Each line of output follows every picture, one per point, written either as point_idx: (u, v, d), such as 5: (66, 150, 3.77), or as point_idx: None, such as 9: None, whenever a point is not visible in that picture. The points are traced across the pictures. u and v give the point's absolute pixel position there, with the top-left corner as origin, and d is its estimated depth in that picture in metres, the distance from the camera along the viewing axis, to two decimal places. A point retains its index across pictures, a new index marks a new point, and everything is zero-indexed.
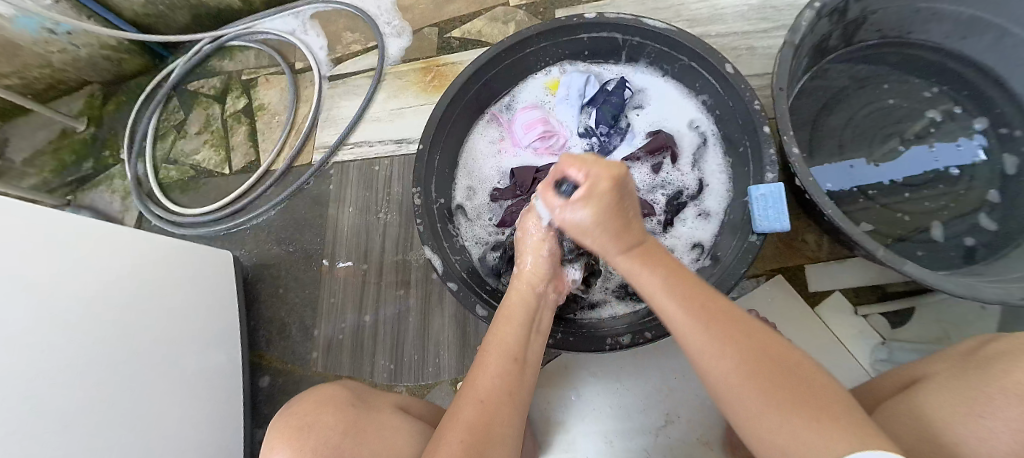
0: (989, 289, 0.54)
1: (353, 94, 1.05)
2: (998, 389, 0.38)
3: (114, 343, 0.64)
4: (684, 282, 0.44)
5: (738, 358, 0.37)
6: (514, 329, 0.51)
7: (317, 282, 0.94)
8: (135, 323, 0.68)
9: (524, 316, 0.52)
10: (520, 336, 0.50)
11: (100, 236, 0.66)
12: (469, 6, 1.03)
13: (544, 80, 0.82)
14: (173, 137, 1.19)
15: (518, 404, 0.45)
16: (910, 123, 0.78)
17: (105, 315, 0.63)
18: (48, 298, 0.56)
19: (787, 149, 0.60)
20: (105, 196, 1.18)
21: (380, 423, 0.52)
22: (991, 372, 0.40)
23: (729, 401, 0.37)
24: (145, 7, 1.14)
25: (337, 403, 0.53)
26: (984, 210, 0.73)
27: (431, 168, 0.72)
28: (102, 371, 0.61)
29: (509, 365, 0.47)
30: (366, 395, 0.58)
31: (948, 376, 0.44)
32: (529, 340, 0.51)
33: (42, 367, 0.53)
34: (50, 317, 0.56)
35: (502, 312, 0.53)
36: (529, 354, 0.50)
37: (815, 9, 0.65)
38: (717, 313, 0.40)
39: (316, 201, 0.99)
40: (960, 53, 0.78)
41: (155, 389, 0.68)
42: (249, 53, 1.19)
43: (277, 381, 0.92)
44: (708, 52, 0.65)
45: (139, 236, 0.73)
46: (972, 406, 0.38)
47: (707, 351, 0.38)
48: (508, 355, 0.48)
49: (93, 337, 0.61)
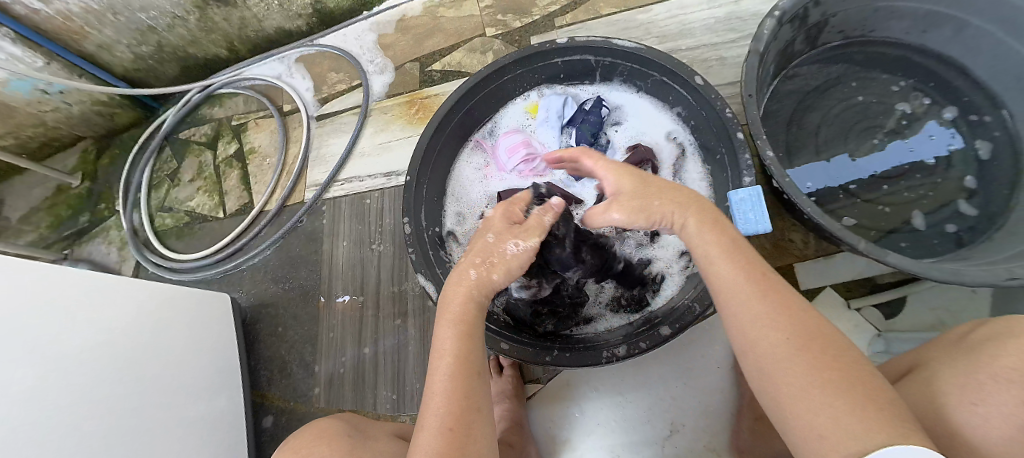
0: (974, 273, 0.54)
1: (340, 131, 1.08)
2: (989, 375, 0.39)
3: (117, 395, 0.63)
4: (741, 253, 0.43)
5: (788, 333, 0.37)
6: (472, 341, 0.45)
7: (315, 318, 0.94)
8: (138, 373, 0.68)
9: (481, 325, 0.47)
10: (473, 348, 0.44)
11: (99, 289, 0.66)
12: (448, 40, 1.07)
13: (523, 105, 0.85)
14: (167, 185, 1.21)
15: (479, 422, 0.41)
16: (881, 118, 0.81)
17: (107, 368, 0.63)
18: (50, 355, 0.56)
19: (761, 152, 0.61)
20: (102, 248, 1.19)
21: (375, 450, 0.53)
22: (981, 358, 0.41)
23: (765, 370, 0.37)
24: (135, 62, 1.18)
25: (332, 434, 0.54)
26: (963, 196, 0.74)
27: (420, 197, 0.73)
28: (104, 425, 0.61)
29: (470, 381, 0.42)
30: (363, 426, 0.60)
31: (942, 364, 0.44)
32: (485, 348, 0.46)
33: (43, 426, 0.53)
34: (51, 374, 0.56)
35: (454, 319, 0.45)
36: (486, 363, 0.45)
37: (775, 17, 0.68)
38: (771, 289, 0.40)
39: (310, 238, 1.00)
40: (921, 47, 0.81)
41: (157, 440, 0.67)
42: (237, 99, 1.22)
43: (280, 420, 0.91)
44: (677, 66, 0.67)
45: (138, 285, 0.74)
46: (967, 394, 0.39)
47: (760, 322, 0.38)
48: (470, 369, 0.42)
49: (94, 391, 0.61)
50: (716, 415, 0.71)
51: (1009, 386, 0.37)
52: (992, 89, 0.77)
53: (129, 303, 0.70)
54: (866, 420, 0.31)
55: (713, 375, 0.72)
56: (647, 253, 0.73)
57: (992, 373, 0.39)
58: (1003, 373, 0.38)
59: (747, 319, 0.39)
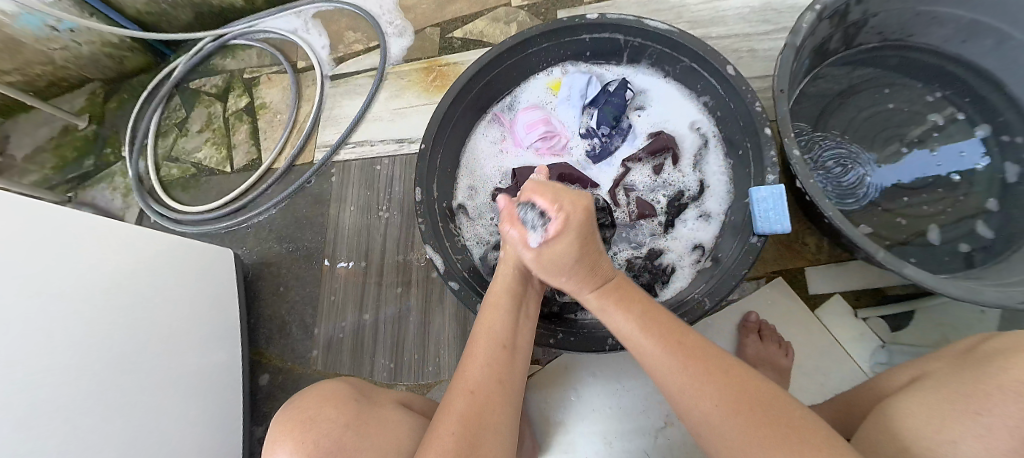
0: (991, 292, 0.53)
1: (354, 94, 1.05)
2: (993, 385, 0.37)
3: (116, 338, 0.64)
4: (653, 317, 0.48)
5: (718, 399, 0.40)
6: (503, 319, 0.52)
7: (317, 280, 0.94)
8: (138, 320, 0.68)
9: (512, 306, 0.54)
10: (506, 322, 0.52)
11: (108, 234, 0.67)
12: (471, 7, 1.03)
13: (546, 81, 0.82)
14: (175, 135, 1.19)
15: (508, 390, 0.47)
16: (911, 126, 0.78)
17: (107, 311, 0.63)
18: (53, 292, 0.56)
19: (788, 151, 0.59)
20: (106, 194, 1.18)
21: (382, 418, 0.52)
22: (989, 370, 0.39)
23: (711, 435, 0.40)
24: (148, 6, 1.15)
25: (341, 397, 0.53)
26: (981, 215, 0.73)
27: (433, 168, 0.72)
28: (103, 367, 0.61)
29: (498, 354, 0.49)
30: (368, 391, 0.59)
31: (946, 377, 0.43)
32: (517, 329, 0.52)
33: (42, 361, 0.54)
34: (53, 311, 0.56)
35: (487, 302, 0.54)
36: (518, 342, 0.51)
37: (816, 11, 0.65)
38: (693, 351, 0.44)
39: (317, 200, 0.99)
40: (960, 56, 0.79)
41: (153, 386, 0.68)
42: (251, 52, 1.19)
43: (277, 379, 0.92)
44: (710, 53, 0.65)
45: (148, 234, 0.74)
46: (970, 403, 0.37)
47: (693, 393, 0.41)
48: (494, 342, 0.50)
49: (94, 334, 0.61)
50: None
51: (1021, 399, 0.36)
52: None
53: (137, 251, 0.71)
54: (795, 449, 0.34)
55: None
56: (659, 243, 0.72)
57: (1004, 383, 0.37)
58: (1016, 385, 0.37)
59: (681, 394, 0.42)
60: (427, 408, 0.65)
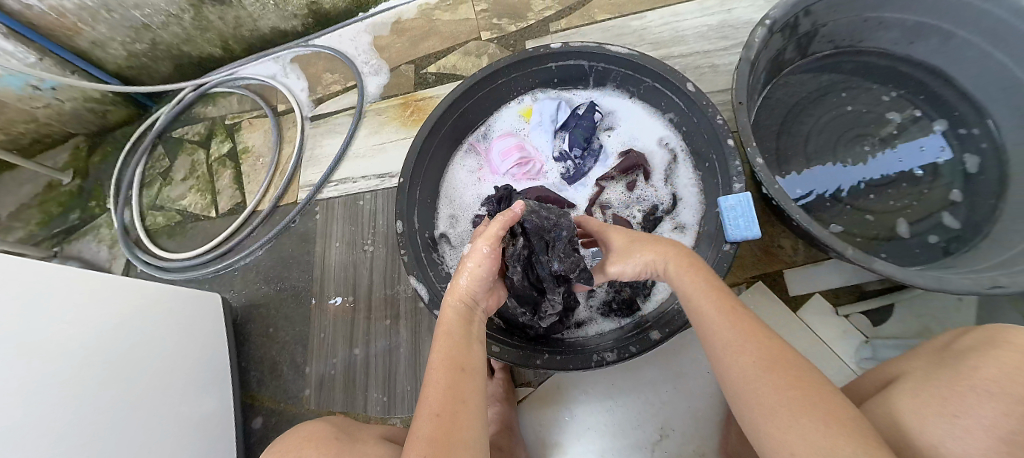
0: (958, 280, 0.55)
1: (335, 132, 1.08)
2: (969, 385, 0.39)
3: (105, 394, 0.63)
4: (703, 276, 0.49)
5: (755, 356, 0.41)
6: (453, 341, 0.48)
7: (307, 319, 0.94)
8: (125, 373, 0.67)
9: (461, 323, 0.50)
10: (461, 345, 0.48)
11: (95, 288, 0.67)
12: (443, 42, 1.07)
13: (518, 108, 0.85)
14: (159, 184, 1.20)
15: (476, 407, 0.43)
16: (870, 126, 0.82)
17: (94, 366, 0.63)
18: (38, 351, 0.56)
19: (751, 160, 0.62)
20: (92, 246, 1.18)
21: (365, 452, 0.52)
22: (962, 368, 0.41)
23: (756, 416, 0.39)
24: (129, 60, 1.17)
25: (321, 439, 0.52)
26: (947, 207, 0.76)
27: (413, 200, 0.74)
28: (91, 424, 0.60)
29: (456, 375, 0.45)
30: (352, 428, 0.58)
31: (921, 372, 0.45)
32: (471, 347, 0.48)
33: (30, 423, 0.53)
34: (38, 371, 0.55)
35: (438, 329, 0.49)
36: (473, 360, 0.47)
37: (767, 26, 0.69)
38: (737, 313, 0.45)
39: (303, 239, 1.00)
40: (909, 58, 0.83)
41: (146, 439, 0.67)
42: (232, 98, 1.22)
43: (270, 422, 0.90)
44: (670, 73, 0.68)
45: (136, 284, 0.74)
46: (946, 404, 0.40)
47: (733, 349, 0.43)
48: (450, 364, 0.45)
49: (81, 390, 0.60)
50: (706, 419, 0.71)
51: (988, 396, 0.38)
52: (979, 100, 0.78)
53: (124, 302, 0.70)
54: (829, 433, 0.34)
55: (702, 377, 0.73)
56: None
57: (973, 385, 0.39)
58: (983, 384, 0.38)
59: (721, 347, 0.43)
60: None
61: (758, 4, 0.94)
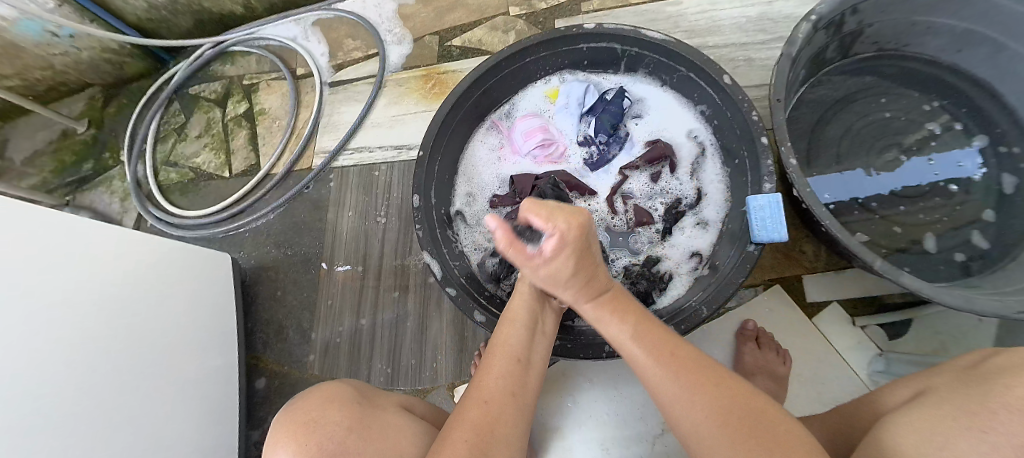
0: (986, 301, 0.53)
1: (353, 100, 1.06)
2: (995, 404, 0.35)
3: (115, 346, 0.64)
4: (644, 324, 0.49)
5: (707, 408, 0.41)
6: (520, 333, 0.53)
7: (314, 286, 0.93)
8: (132, 327, 0.67)
9: (531, 318, 0.54)
10: (523, 338, 0.52)
11: (110, 243, 0.67)
12: (470, 16, 1.04)
13: (543, 89, 0.83)
14: (174, 140, 1.19)
15: (522, 404, 0.48)
16: (907, 135, 0.79)
17: (103, 318, 0.63)
18: (51, 297, 0.56)
19: (785, 160, 0.59)
20: (105, 197, 1.18)
21: (385, 422, 0.50)
22: (992, 387, 0.37)
23: (703, 451, 0.40)
24: (149, 12, 1.15)
25: (343, 399, 0.50)
26: (978, 225, 0.73)
27: (431, 174, 0.72)
28: (100, 374, 0.61)
29: (513, 367, 0.49)
30: (368, 393, 0.56)
31: (945, 388, 0.42)
32: (534, 342, 0.53)
33: (42, 368, 0.53)
34: (52, 317, 0.56)
35: (504, 319, 0.55)
36: (533, 356, 0.52)
37: (812, 22, 0.65)
38: (677, 357, 0.45)
39: (316, 206, 0.99)
40: (955, 66, 0.79)
41: (153, 392, 0.68)
42: (251, 58, 1.20)
43: (273, 383, 0.91)
44: (706, 63, 0.65)
45: (150, 243, 0.75)
46: (972, 422, 0.35)
47: (684, 405, 0.42)
48: (509, 355, 0.50)
49: (89, 339, 0.60)
50: None
51: (1015, 414, 0.33)
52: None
53: (139, 259, 0.71)
54: None
55: None
56: (657, 250, 0.72)
57: (998, 403, 0.35)
58: (1010, 403, 0.36)
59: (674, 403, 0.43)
60: (428, 412, 0.62)
61: None
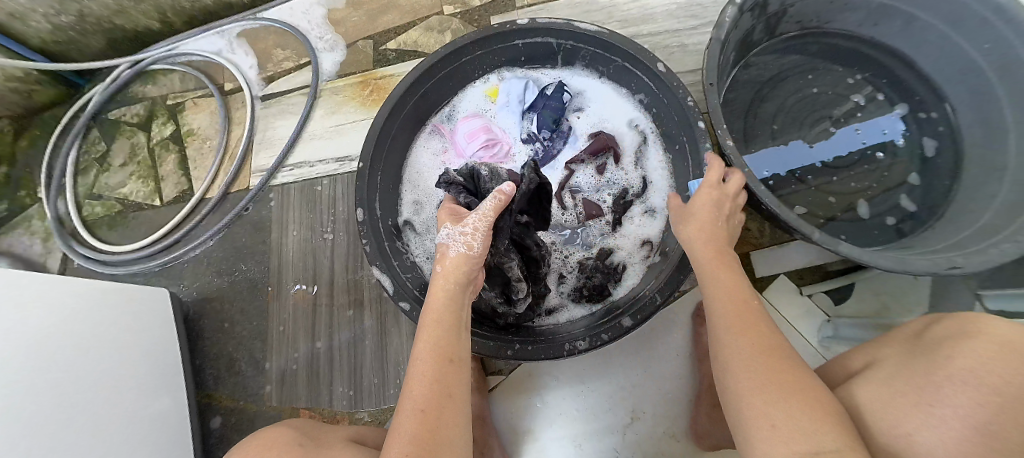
0: (919, 261, 0.56)
1: (288, 113, 1.01)
2: (944, 375, 0.36)
3: (49, 405, 0.58)
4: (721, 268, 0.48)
5: (753, 347, 0.40)
6: (439, 331, 0.44)
7: (264, 313, 0.88)
8: (68, 381, 0.62)
9: (450, 307, 0.47)
10: (452, 333, 0.44)
11: (32, 293, 0.61)
12: (404, 17, 1.01)
13: (483, 88, 0.81)
14: (96, 171, 1.10)
15: (460, 404, 0.41)
16: (834, 108, 0.83)
17: (33, 376, 0.57)
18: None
19: (722, 143, 0.60)
20: (24, 240, 1.08)
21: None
22: (935, 358, 0.38)
23: (731, 378, 0.40)
24: (55, 34, 1.05)
25: (281, 445, 0.48)
26: (905, 189, 0.78)
27: (374, 186, 0.70)
28: (41, 435, 0.56)
29: (446, 368, 0.42)
30: (316, 432, 0.54)
31: (891, 352, 0.45)
32: (457, 336, 0.45)
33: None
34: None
35: (426, 314, 0.46)
36: (461, 351, 0.44)
37: (736, 6, 0.67)
38: (739, 298, 0.45)
39: (257, 228, 0.94)
40: (874, 40, 0.83)
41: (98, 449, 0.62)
42: (173, 76, 1.12)
43: (229, 421, 0.84)
44: (640, 52, 0.66)
45: (76, 287, 0.69)
46: (918, 397, 0.36)
47: (737, 338, 0.42)
48: (442, 360, 0.42)
49: (20, 400, 0.54)
50: (673, 401, 0.72)
51: (966, 388, 0.34)
52: (939, 84, 0.79)
53: (65, 308, 0.65)
54: (812, 416, 0.34)
55: (670, 360, 0.73)
56: (609, 242, 0.72)
57: (949, 374, 0.35)
58: (959, 374, 0.35)
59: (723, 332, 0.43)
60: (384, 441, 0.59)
61: None
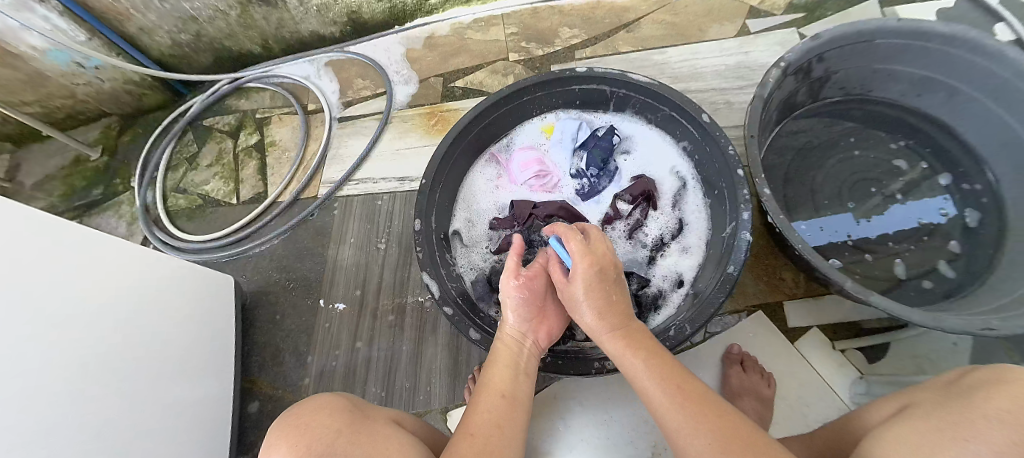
0: (954, 319, 0.56)
1: (360, 135, 1.12)
2: (980, 414, 0.36)
3: (113, 358, 0.64)
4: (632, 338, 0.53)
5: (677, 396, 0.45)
6: (506, 372, 0.55)
7: (313, 311, 0.96)
8: (129, 341, 0.67)
9: (513, 354, 0.57)
10: (510, 376, 0.54)
11: (128, 259, 0.70)
12: (472, 60, 1.13)
13: (539, 124, 0.89)
14: (185, 168, 1.24)
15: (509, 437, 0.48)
16: (876, 173, 0.86)
17: (103, 326, 0.63)
18: (55, 302, 0.57)
19: (759, 190, 0.64)
20: (112, 221, 1.21)
21: (375, 431, 0.48)
22: (973, 400, 0.38)
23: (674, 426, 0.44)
24: (172, 48, 1.23)
25: (336, 407, 0.49)
26: (945, 257, 0.78)
27: (432, 201, 0.77)
28: (102, 380, 0.61)
29: (500, 401, 0.52)
30: (362, 404, 0.55)
31: (931, 392, 0.44)
32: (518, 380, 0.55)
33: (49, 366, 0.54)
34: (57, 320, 0.57)
35: (492, 359, 0.57)
36: (519, 392, 0.54)
37: (781, 68, 0.72)
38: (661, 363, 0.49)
39: (319, 232, 1.03)
40: (917, 109, 0.87)
41: (135, 410, 0.65)
42: (265, 94, 1.27)
43: (266, 406, 0.90)
44: (687, 103, 0.72)
45: (177, 268, 0.81)
46: (956, 431, 0.36)
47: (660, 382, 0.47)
48: (498, 394, 0.52)
49: (87, 349, 0.60)
50: None
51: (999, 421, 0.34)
52: (982, 155, 0.81)
53: (154, 278, 0.75)
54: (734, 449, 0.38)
55: None
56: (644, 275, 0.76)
57: (984, 414, 0.36)
58: (995, 413, 0.35)
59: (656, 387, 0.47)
60: (419, 429, 0.61)
61: (775, 50, 1.00)
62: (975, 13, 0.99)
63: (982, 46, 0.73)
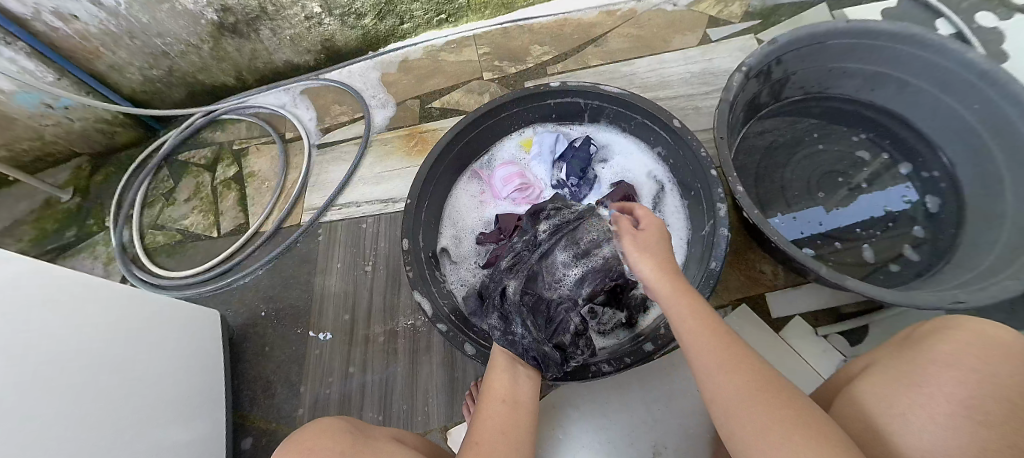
0: (924, 296, 0.60)
1: (340, 160, 1.13)
2: (927, 359, 0.43)
3: (102, 401, 0.62)
4: (712, 323, 0.47)
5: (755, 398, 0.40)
6: (504, 376, 0.58)
7: (303, 340, 0.94)
8: (115, 382, 0.65)
9: (508, 360, 0.61)
10: (509, 380, 0.58)
11: (113, 298, 0.69)
12: (448, 81, 1.16)
13: (519, 139, 0.92)
14: (161, 204, 1.22)
15: (516, 440, 0.51)
16: (839, 165, 0.91)
17: (86, 368, 0.61)
18: (34, 347, 0.55)
19: (733, 187, 0.68)
20: (86, 262, 1.17)
21: (378, 448, 0.48)
22: (921, 348, 0.45)
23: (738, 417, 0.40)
24: (144, 85, 1.22)
25: (338, 428, 0.49)
26: (910, 241, 0.83)
27: (418, 220, 0.77)
28: (90, 426, 0.59)
29: (502, 407, 0.55)
30: (364, 424, 0.55)
31: (888, 355, 0.49)
32: (517, 381, 0.58)
33: (34, 416, 0.53)
34: (34, 365, 0.54)
35: (490, 368, 0.60)
36: (521, 395, 0.57)
37: (743, 72, 0.77)
38: (742, 361, 0.43)
39: (304, 259, 1.02)
40: (871, 102, 0.93)
41: (129, 455, 0.63)
42: (240, 125, 1.27)
43: (260, 442, 0.88)
44: (657, 110, 0.76)
45: (161, 304, 0.78)
46: (910, 379, 0.43)
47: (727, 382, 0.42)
48: (498, 400, 0.56)
49: (74, 393, 0.58)
50: (694, 435, 0.73)
51: (947, 368, 0.41)
52: (935, 142, 0.88)
53: (142, 316, 0.73)
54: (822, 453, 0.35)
55: (690, 396, 0.75)
56: None
57: (931, 359, 0.43)
58: (938, 359, 0.42)
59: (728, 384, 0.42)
60: (421, 445, 0.62)
61: (736, 55, 1.06)
62: (913, 12, 1.07)
63: (923, 40, 0.79)
